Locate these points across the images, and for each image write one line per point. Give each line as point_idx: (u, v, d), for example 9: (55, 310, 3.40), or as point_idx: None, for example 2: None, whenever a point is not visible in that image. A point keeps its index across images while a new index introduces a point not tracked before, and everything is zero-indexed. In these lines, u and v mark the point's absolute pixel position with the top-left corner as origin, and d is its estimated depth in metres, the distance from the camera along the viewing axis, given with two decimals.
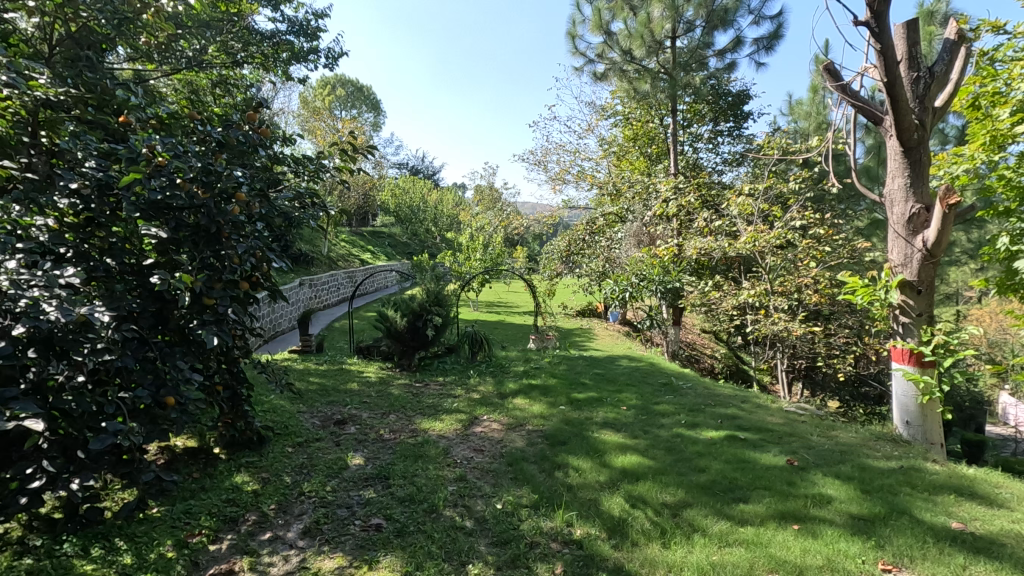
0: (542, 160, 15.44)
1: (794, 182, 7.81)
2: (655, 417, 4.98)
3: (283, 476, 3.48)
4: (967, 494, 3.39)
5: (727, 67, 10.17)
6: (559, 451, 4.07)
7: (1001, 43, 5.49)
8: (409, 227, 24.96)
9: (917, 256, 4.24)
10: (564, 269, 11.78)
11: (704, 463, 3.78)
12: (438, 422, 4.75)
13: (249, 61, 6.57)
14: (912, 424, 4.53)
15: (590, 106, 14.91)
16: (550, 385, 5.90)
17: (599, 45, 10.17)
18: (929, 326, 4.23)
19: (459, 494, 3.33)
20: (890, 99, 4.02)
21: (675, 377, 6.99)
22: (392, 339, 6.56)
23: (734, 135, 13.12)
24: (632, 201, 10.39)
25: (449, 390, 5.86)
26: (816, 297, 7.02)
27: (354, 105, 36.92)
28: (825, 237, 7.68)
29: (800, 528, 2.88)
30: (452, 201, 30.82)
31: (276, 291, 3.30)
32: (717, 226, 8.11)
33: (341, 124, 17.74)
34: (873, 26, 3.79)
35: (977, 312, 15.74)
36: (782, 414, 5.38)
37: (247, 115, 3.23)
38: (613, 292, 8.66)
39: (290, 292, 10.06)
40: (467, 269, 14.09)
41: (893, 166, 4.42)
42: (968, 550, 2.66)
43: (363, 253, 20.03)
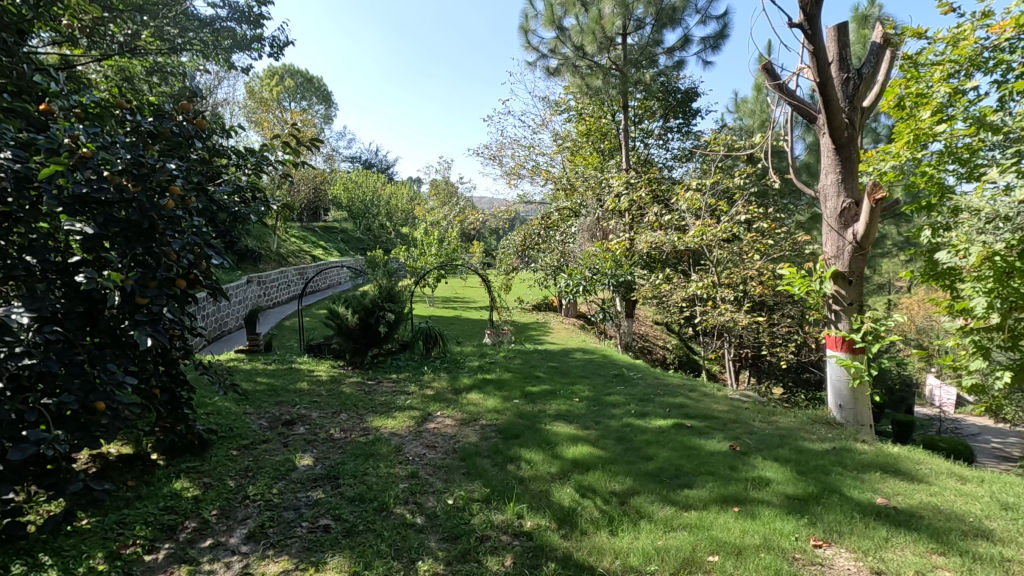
0: (497, 155, 15.40)
1: (739, 178, 8.08)
2: (607, 408, 5.08)
3: (227, 481, 3.35)
4: (892, 471, 3.62)
5: (675, 65, 10.41)
6: (512, 444, 4.09)
7: (923, 48, 5.84)
8: (362, 222, 24.46)
9: (848, 248, 4.47)
10: (520, 264, 11.83)
11: (652, 452, 3.88)
12: (390, 420, 4.69)
13: (187, 48, 6.27)
14: (845, 407, 4.79)
15: (544, 101, 14.97)
16: (505, 380, 5.92)
17: (552, 40, 10.20)
18: (859, 314, 4.47)
19: (411, 491, 3.30)
20: (823, 99, 4.21)
21: (627, 368, 7.14)
22: (343, 336, 6.40)
23: (683, 132, 13.47)
24: (585, 196, 10.51)
25: (402, 387, 5.79)
26: (760, 288, 7.31)
27: (304, 96, 35.80)
28: (768, 230, 8.00)
29: (740, 509, 3.00)
30: (408, 196, 30.37)
31: (218, 289, 3.17)
32: (667, 221, 8.31)
33: (289, 116, 17.11)
34: (806, 29, 3.93)
35: (907, 301, 16.75)
36: (727, 401, 5.58)
37: (181, 104, 3.07)
38: (567, 285, 8.73)
39: (237, 290, 9.70)
40: (422, 265, 13.97)
41: (826, 163, 4.63)
42: (890, 523, 2.84)
43: (314, 249, 19.47)
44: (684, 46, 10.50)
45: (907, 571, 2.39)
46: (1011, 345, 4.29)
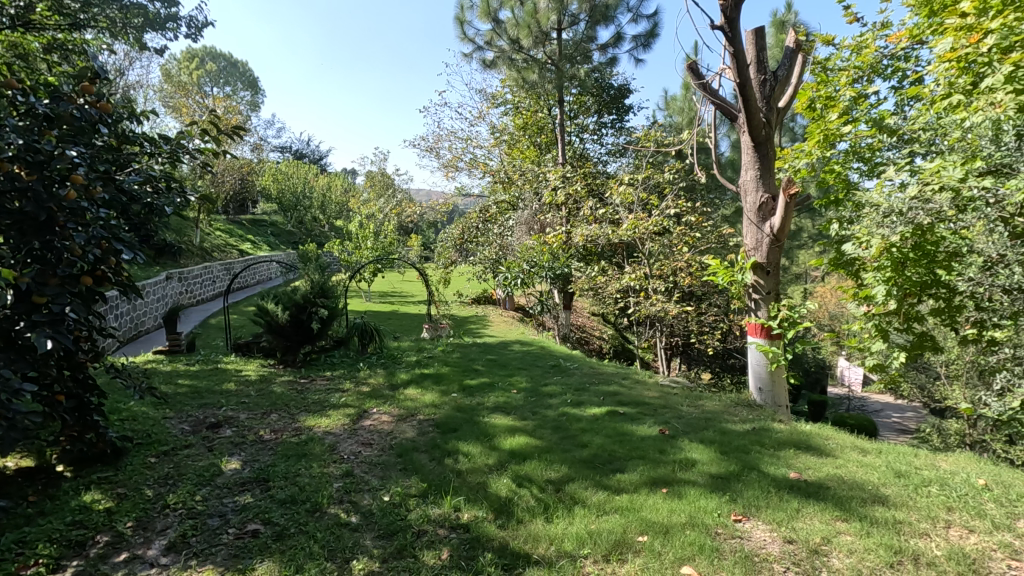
0: (434, 147, 15.19)
1: (668, 173, 8.39)
2: (543, 398, 5.17)
3: (144, 490, 3.15)
4: (804, 447, 3.90)
5: (608, 62, 10.64)
6: (450, 438, 4.08)
7: (831, 54, 6.28)
8: (293, 215, 23.48)
9: (766, 240, 4.75)
10: (459, 258, 11.76)
11: (587, 439, 3.99)
12: (324, 419, 4.57)
13: (93, 26, 5.77)
14: (764, 390, 5.10)
15: (480, 93, 14.90)
16: (443, 373, 5.91)
17: (488, 33, 10.14)
18: (776, 302, 4.77)
19: (346, 490, 3.23)
20: (742, 98, 4.43)
21: (564, 358, 7.28)
22: (273, 334, 6.13)
23: (617, 128, 13.78)
24: (522, 189, 10.59)
25: (337, 384, 5.64)
26: (689, 279, 7.65)
27: (228, 81, 33.86)
28: (695, 224, 8.36)
29: (668, 490, 3.14)
30: (342, 188, 29.44)
31: (132, 286, 2.96)
32: (601, 214, 8.52)
33: (211, 101, 16.11)
34: (727, 31, 4.13)
35: (821, 290, 18.01)
36: (658, 388, 5.82)
37: (81, 86, 2.81)
38: (505, 279, 8.74)
39: (154, 287, 9.07)
40: (358, 258, 13.62)
41: (746, 159, 4.89)
42: (801, 495, 3.07)
43: (241, 243, 18.50)
44: (617, 43, 10.74)
45: (816, 538, 2.60)
46: (906, 328, 4.71)
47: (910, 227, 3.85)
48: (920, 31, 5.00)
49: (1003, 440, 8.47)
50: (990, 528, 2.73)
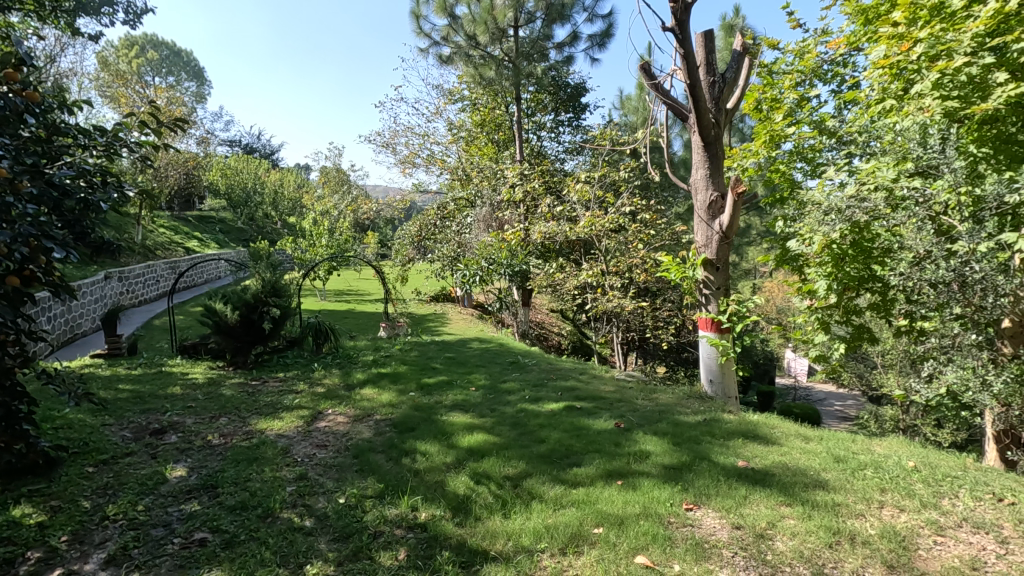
0: (390, 142, 14.95)
1: (624, 171, 8.55)
2: (502, 395, 5.19)
3: (80, 502, 2.98)
4: (752, 437, 4.05)
5: (565, 60, 10.73)
6: (407, 437, 4.04)
7: (776, 58, 6.53)
8: (243, 212, 22.68)
9: (716, 237, 4.89)
10: (416, 255, 11.64)
11: (544, 435, 4.02)
12: (276, 421, 4.44)
13: (19, 8, 5.41)
14: (714, 381, 5.28)
15: (437, 89, 14.75)
16: (401, 372, 5.84)
17: (444, 28, 10.05)
18: (725, 297, 4.93)
19: (299, 493, 3.15)
20: (692, 100, 4.56)
21: (523, 355, 7.32)
22: (222, 335, 5.91)
23: (573, 126, 13.88)
24: (480, 186, 10.58)
25: (290, 386, 5.50)
26: (644, 275, 7.81)
27: (171, 70, 32.32)
28: (649, 221, 8.55)
29: (623, 482, 3.21)
30: (295, 184, 28.62)
31: (67, 287, 2.80)
32: (559, 211, 8.60)
33: (153, 91, 15.34)
34: (678, 34, 4.23)
35: (769, 285, 18.76)
36: (614, 382, 5.94)
37: (4, 72, 2.61)
38: (464, 276, 8.71)
39: (92, 288, 8.60)
40: (312, 256, 13.26)
41: (697, 159, 5.02)
42: (748, 482, 3.19)
43: (188, 241, 17.71)
44: (573, 42, 10.85)
45: (761, 523, 2.71)
46: (845, 320, 4.95)
47: (848, 224, 4.05)
48: (856, 38, 5.25)
49: (932, 424, 9.06)
50: (918, 506, 2.92)
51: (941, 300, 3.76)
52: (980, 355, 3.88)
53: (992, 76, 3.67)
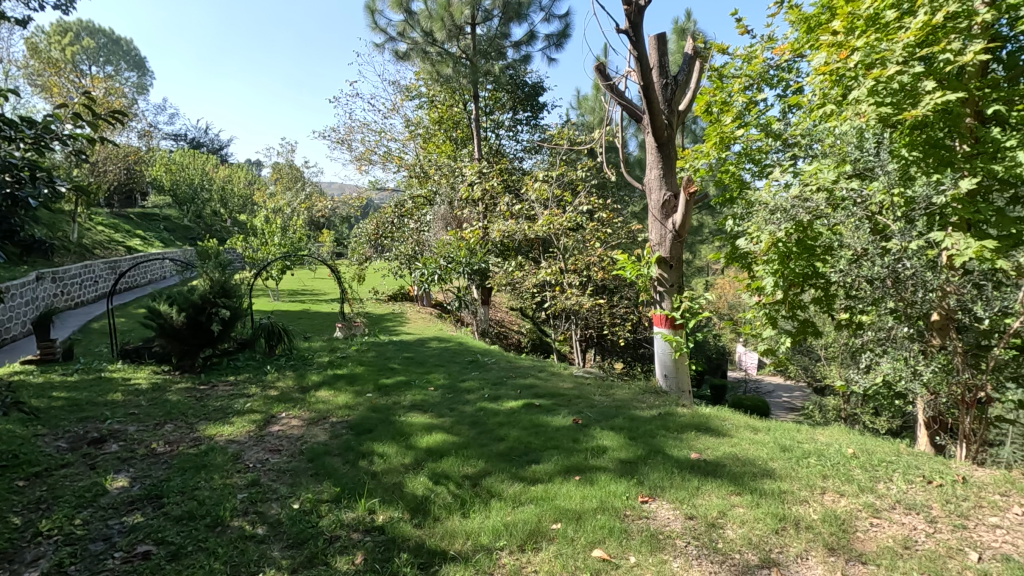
0: (346, 139, 14.62)
1: (581, 171, 8.65)
2: (461, 394, 5.17)
3: (9, 519, 2.80)
4: (704, 429, 4.19)
5: (522, 59, 10.76)
6: (364, 439, 3.97)
7: (726, 63, 6.74)
8: (189, 209, 21.71)
9: (669, 236, 5.02)
10: (373, 254, 11.45)
11: (504, 433, 4.04)
12: (226, 427, 4.28)
13: None
14: (669, 376, 5.42)
15: (394, 85, 14.52)
16: (358, 373, 5.73)
17: (400, 23, 9.90)
18: (678, 294, 5.07)
19: (251, 500, 3.06)
20: (646, 101, 4.66)
21: (482, 354, 7.31)
22: (167, 338, 5.65)
23: (531, 125, 13.92)
24: (438, 184, 10.48)
25: (241, 389, 5.31)
26: (601, 273, 7.92)
27: (108, 59, 30.58)
28: (606, 220, 8.68)
29: (580, 478, 3.26)
30: (246, 180, 27.62)
31: None
32: (518, 210, 8.63)
33: (88, 81, 14.48)
34: (632, 36, 4.31)
35: (721, 282, 19.37)
36: (572, 379, 6.01)
37: None
38: (422, 275, 8.63)
39: (22, 290, 8.07)
40: (264, 255, 12.83)
41: (651, 159, 5.13)
42: (700, 473, 3.29)
43: (129, 240, 16.82)
44: (530, 41, 10.90)
45: (712, 512, 2.80)
46: (791, 315, 5.16)
47: (792, 223, 4.23)
48: (800, 44, 5.47)
49: (870, 412, 9.58)
50: (856, 491, 3.08)
51: (876, 295, 4.03)
52: (912, 346, 4.13)
53: (921, 84, 3.90)
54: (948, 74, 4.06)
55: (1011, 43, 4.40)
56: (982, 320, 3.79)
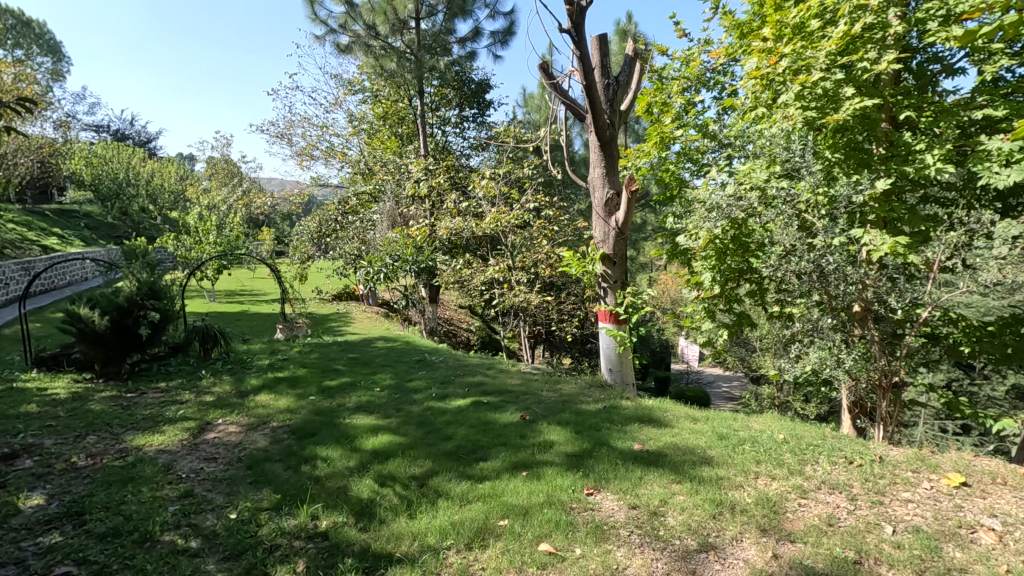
0: (285, 133, 14.10)
1: (527, 169, 8.70)
2: (408, 394, 5.09)
3: None
4: (647, 421, 4.32)
5: (467, 56, 10.71)
6: (307, 443, 3.85)
7: (665, 64, 6.93)
8: (114, 205, 20.31)
9: (612, 233, 5.13)
10: (316, 252, 11.09)
11: (451, 432, 4.01)
12: (156, 436, 4.04)
13: None
14: (613, 370, 5.54)
15: (335, 79, 14.10)
16: (300, 376, 5.55)
17: (341, 15, 9.55)
18: (622, 290, 5.19)
19: (184, 512, 2.90)
20: (588, 100, 4.73)
21: (430, 353, 7.23)
22: (89, 343, 5.26)
23: (478, 122, 13.87)
24: (384, 180, 10.31)
25: (173, 396, 5.03)
26: (548, 270, 8.00)
27: (19, 43, 28.21)
28: (553, 217, 8.77)
29: (527, 473, 3.28)
30: (176, 175, 26.14)
31: None
32: (465, 207, 8.59)
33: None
34: (574, 36, 4.36)
35: (664, 278, 20.01)
36: (520, 375, 6.05)
37: None
38: (367, 274, 8.43)
39: None
40: (197, 254, 12.18)
41: (594, 158, 5.22)
42: (643, 464, 3.39)
43: (45, 239, 15.57)
44: (475, 37, 10.86)
45: (654, 501, 2.89)
46: (728, 309, 5.37)
47: (727, 221, 4.42)
48: (733, 49, 5.69)
49: (801, 399, 10.14)
50: (786, 474, 3.26)
51: (803, 289, 4.26)
52: (835, 336, 4.41)
53: (842, 90, 4.16)
54: (866, 81, 4.33)
55: (920, 54, 4.76)
56: (896, 310, 4.09)
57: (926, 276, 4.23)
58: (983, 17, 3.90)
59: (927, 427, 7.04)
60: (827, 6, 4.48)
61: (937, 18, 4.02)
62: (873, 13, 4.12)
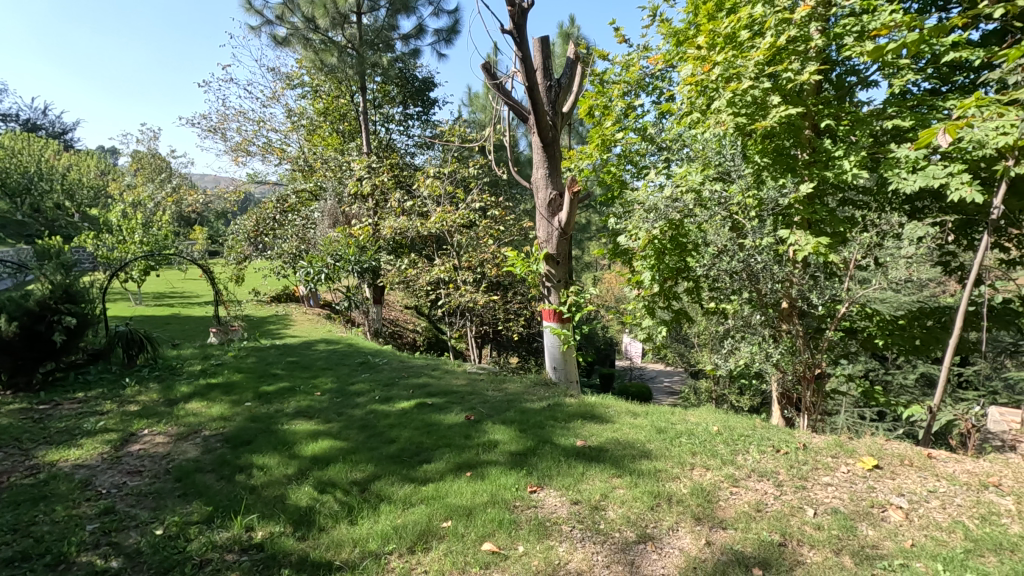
0: (219, 127, 13.42)
1: (472, 168, 8.68)
2: (350, 397, 4.97)
3: None
4: (589, 417, 4.40)
5: (411, 53, 10.58)
6: (242, 452, 3.69)
7: (606, 68, 7.07)
8: (24, 201, 18.72)
9: (555, 233, 5.19)
10: (253, 252, 10.63)
11: (395, 435, 3.95)
12: (73, 451, 3.76)
13: None
14: (558, 368, 5.62)
15: (273, 72, 13.56)
16: (234, 382, 5.30)
17: (278, 7, 9.18)
18: (565, 289, 5.26)
19: (105, 530, 2.72)
20: (531, 102, 4.78)
21: (373, 354, 7.08)
22: None
23: (422, 120, 13.72)
24: (325, 178, 10.05)
25: (93, 407, 4.69)
26: (494, 270, 8.00)
27: None
28: (499, 217, 8.78)
29: (472, 473, 3.28)
30: (95, 170, 24.36)
31: None
32: (409, 206, 8.47)
33: None
34: (516, 37, 4.39)
35: (608, 278, 20.49)
36: (466, 375, 6.02)
37: None
38: (307, 274, 8.16)
39: None
40: (120, 254, 11.41)
41: (537, 159, 5.27)
42: (585, 459, 3.46)
43: None
44: (419, 35, 10.74)
45: (596, 495, 2.96)
46: (667, 307, 5.54)
47: (665, 222, 4.56)
48: (671, 55, 5.87)
49: (736, 391, 10.63)
50: (719, 464, 3.41)
51: (735, 287, 4.47)
52: (764, 331, 4.65)
53: (770, 98, 4.38)
54: (792, 91, 4.57)
55: (839, 66, 5.09)
56: (818, 306, 4.37)
57: (845, 274, 4.52)
58: (892, 35, 4.21)
59: (849, 415, 7.53)
60: (755, 18, 4.70)
61: (853, 33, 4.31)
62: (797, 26, 4.36)
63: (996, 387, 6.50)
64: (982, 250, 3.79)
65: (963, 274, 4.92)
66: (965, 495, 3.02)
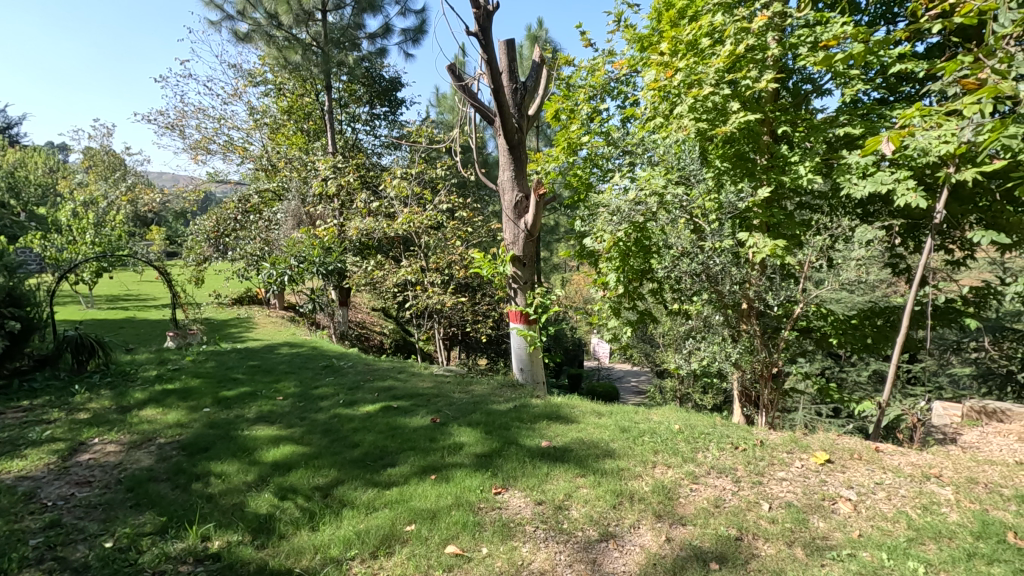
0: (177, 124, 13.01)
1: (440, 169, 8.64)
2: (314, 402, 4.88)
3: None
4: (555, 418, 4.44)
5: (377, 52, 10.47)
6: (200, 459, 3.58)
7: (572, 73, 7.13)
8: None
9: (521, 235, 5.20)
10: (213, 254, 10.33)
11: (358, 439, 3.90)
12: (16, 461, 3.59)
13: None
14: (524, 369, 5.64)
15: (234, 69, 13.22)
16: (192, 387, 5.14)
17: (239, 2, 8.97)
18: (531, 291, 5.28)
19: (50, 544, 2.60)
20: (496, 104, 4.79)
21: (338, 358, 6.96)
22: None
23: (389, 121, 13.59)
24: (289, 178, 9.86)
25: (39, 415, 4.48)
26: (462, 271, 7.97)
27: None
28: (467, 219, 8.77)
29: (436, 476, 3.26)
30: (43, 167, 23.29)
31: None
32: (376, 207, 8.38)
33: None
34: (481, 40, 4.40)
35: (577, 279, 20.66)
36: (432, 378, 5.98)
37: None
38: (269, 276, 7.86)
39: None
40: (71, 255, 10.92)
41: (503, 161, 5.27)
42: (550, 460, 3.49)
43: None
44: (386, 34, 10.65)
45: (560, 495, 2.99)
46: (632, 308, 5.62)
47: (629, 224, 4.61)
48: (636, 60, 5.96)
49: (700, 390, 10.87)
50: (680, 461, 3.49)
51: (696, 288, 4.56)
52: (724, 332, 4.77)
53: (729, 104, 4.48)
54: (750, 97, 4.70)
55: (795, 75, 5.27)
56: (774, 307, 4.51)
57: (801, 275, 4.68)
58: (843, 46, 4.37)
59: (807, 413, 7.78)
60: (716, 26, 4.81)
61: (808, 44, 4.47)
62: (755, 35, 4.47)
63: (942, 383, 6.82)
64: (925, 252, 3.98)
65: (910, 274, 5.15)
66: (909, 486, 3.17)
